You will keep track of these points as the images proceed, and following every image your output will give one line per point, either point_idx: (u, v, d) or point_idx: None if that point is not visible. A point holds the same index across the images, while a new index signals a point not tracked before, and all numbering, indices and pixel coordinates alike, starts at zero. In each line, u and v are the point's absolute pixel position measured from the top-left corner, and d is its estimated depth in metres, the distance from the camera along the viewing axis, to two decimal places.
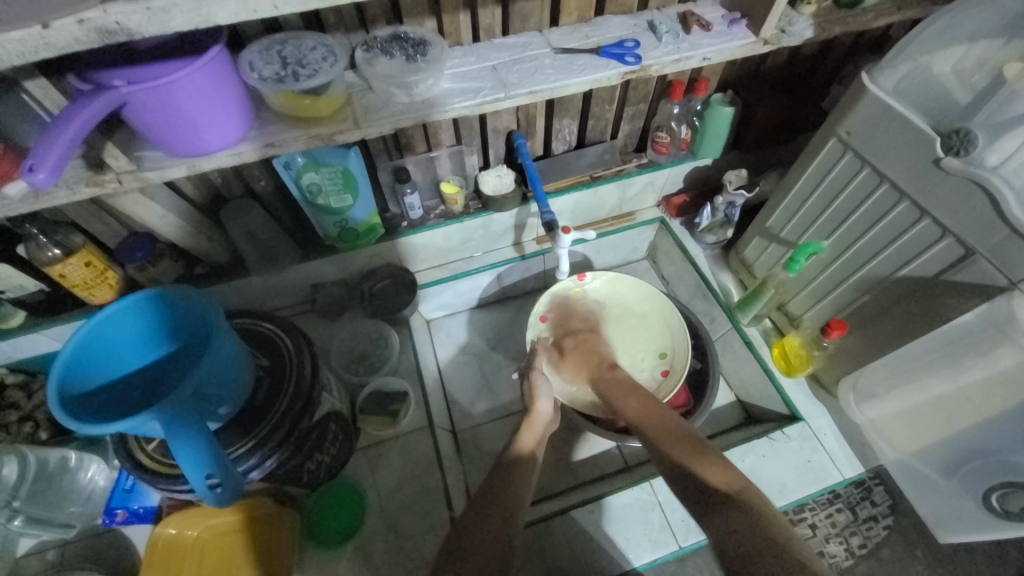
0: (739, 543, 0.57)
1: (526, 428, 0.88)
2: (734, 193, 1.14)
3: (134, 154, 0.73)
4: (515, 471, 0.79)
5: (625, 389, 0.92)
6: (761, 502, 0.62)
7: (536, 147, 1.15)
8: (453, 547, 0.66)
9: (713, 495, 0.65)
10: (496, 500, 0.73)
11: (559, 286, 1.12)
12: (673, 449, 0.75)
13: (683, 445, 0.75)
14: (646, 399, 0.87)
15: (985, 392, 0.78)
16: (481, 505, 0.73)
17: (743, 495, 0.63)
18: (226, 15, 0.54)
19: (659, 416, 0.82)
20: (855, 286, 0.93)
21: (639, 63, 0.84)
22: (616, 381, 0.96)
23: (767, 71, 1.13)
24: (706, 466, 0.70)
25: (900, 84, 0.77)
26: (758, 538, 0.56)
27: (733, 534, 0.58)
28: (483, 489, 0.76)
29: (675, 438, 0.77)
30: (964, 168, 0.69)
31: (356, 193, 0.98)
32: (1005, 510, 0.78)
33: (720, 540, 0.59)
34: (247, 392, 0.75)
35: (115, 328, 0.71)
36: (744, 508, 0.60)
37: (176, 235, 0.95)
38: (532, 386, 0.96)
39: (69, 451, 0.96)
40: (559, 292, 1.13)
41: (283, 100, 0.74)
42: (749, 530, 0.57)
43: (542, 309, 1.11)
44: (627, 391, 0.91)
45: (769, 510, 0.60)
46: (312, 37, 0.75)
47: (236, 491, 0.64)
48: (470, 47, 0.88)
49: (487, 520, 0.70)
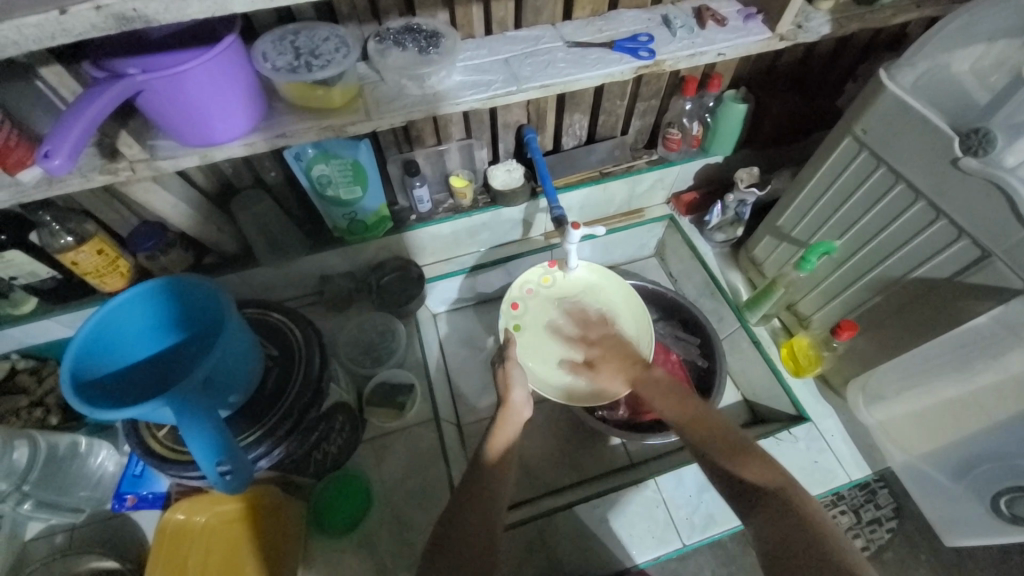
0: (785, 546, 0.58)
1: (505, 422, 0.82)
2: (745, 190, 1.14)
3: (148, 143, 0.73)
4: (497, 466, 0.76)
5: (658, 391, 0.87)
6: (803, 498, 0.62)
7: (546, 142, 1.15)
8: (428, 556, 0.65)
9: (758, 494, 0.64)
10: (481, 495, 0.72)
11: (527, 273, 1.07)
12: (709, 446, 0.73)
13: (723, 441, 0.73)
14: (678, 396, 0.84)
15: (997, 396, 0.77)
16: (460, 512, 0.69)
17: (785, 492, 0.63)
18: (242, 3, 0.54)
19: (694, 413, 0.80)
20: (867, 286, 0.92)
21: (653, 58, 0.83)
22: (646, 387, 0.89)
23: (782, 67, 1.12)
24: (748, 462, 0.68)
25: (918, 81, 0.76)
26: (802, 537, 0.57)
27: (779, 538, 0.59)
28: (462, 489, 0.74)
29: (711, 434, 0.75)
30: (983, 168, 0.68)
31: (366, 185, 0.98)
32: (1012, 515, 0.77)
33: (762, 539, 0.61)
34: (256, 381, 0.76)
35: (124, 317, 0.71)
36: (785, 509, 0.61)
37: (186, 224, 0.95)
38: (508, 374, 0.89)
39: (79, 436, 0.98)
40: (527, 279, 1.08)
41: (295, 90, 0.74)
42: (792, 535, 0.58)
43: (512, 295, 1.06)
44: (657, 387, 0.88)
45: (809, 502, 0.61)
46: (325, 28, 0.75)
47: (246, 478, 0.65)
48: (482, 40, 0.87)
49: (469, 518, 0.69)
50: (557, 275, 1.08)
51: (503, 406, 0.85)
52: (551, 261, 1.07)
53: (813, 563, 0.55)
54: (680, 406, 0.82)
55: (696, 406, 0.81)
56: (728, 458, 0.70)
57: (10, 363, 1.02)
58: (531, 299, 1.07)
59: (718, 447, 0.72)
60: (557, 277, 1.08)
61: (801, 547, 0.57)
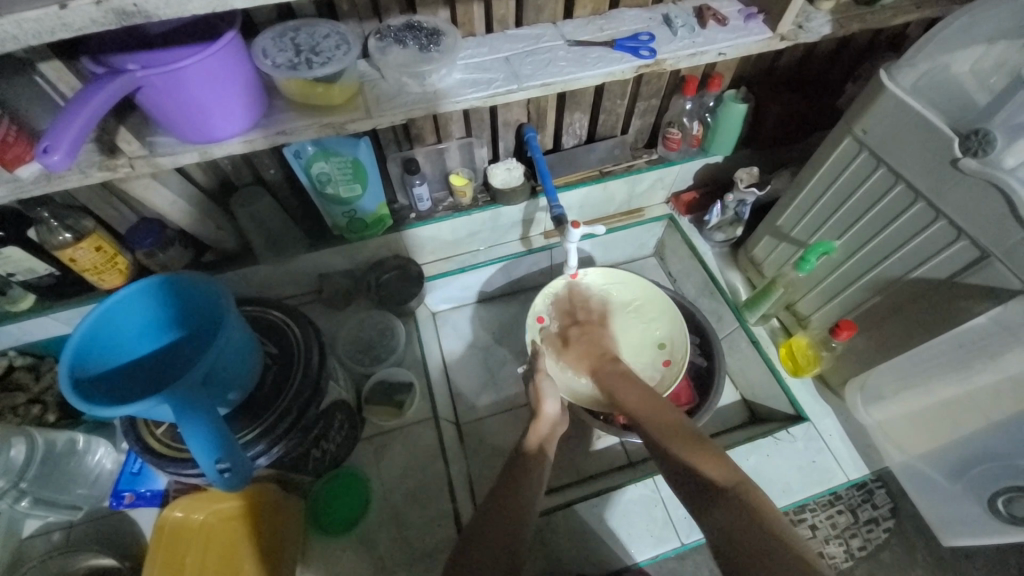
0: (734, 537, 0.58)
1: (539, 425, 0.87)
2: (745, 190, 1.14)
3: (147, 139, 0.73)
4: (529, 470, 0.79)
5: (626, 387, 0.91)
6: (756, 493, 0.63)
7: (546, 141, 1.15)
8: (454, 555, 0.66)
9: (713, 487, 0.66)
10: (512, 491, 0.74)
11: (550, 286, 1.08)
12: (670, 442, 0.75)
13: (684, 439, 0.75)
14: (646, 395, 0.87)
15: (993, 398, 0.78)
16: (492, 510, 0.71)
17: (739, 488, 0.64)
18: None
19: (659, 411, 0.82)
20: (866, 287, 0.92)
21: (654, 57, 0.83)
22: (613, 380, 0.94)
23: (782, 67, 1.12)
24: (707, 460, 0.70)
25: (918, 82, 0.76)
26: (748, 527, 0.58)
27: (727, 529, 0.60)
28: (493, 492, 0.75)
29: (673, 432, 0.77)
30: (981, 170, 0.68)
31: (366, 183, 0.98)
32: (1010, 515, 0.78)
33: (711, 530, 0.62)
34: (255, 379, 0.75)
35: (122, 316, 0.71)
36: (740, 502, 0.62)
37: (185, 222, 0.95)
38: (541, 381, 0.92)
39: (77, 433, 0.97)
40: (551, 291, 1.09)
41: (294, 87, 0.74)
42: (741, 523, 0.59)
43: (537, 310, 1.07)
44: (627, 383, 0.92)
45: (763, 499, 0.62)
46: (326, 25, 0.75)
47: (246, 477, 0.63)
48: (482, 38, 0.87)
49: (504, 512, 0.71)
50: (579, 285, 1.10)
51: (538, 407, 0.90)
52: (573, 272, 1.09)
53: (756, 551, 0.55)
54: (644, 404, 0.85)
55: (661, 405, 0.84)
56: (688, 454, 0.72)
57: (7, 360, 1.01)
58: (557, 309, 1.08)
59: (676, 445, 0.74)
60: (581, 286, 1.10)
61: (747, 536, 0.58)
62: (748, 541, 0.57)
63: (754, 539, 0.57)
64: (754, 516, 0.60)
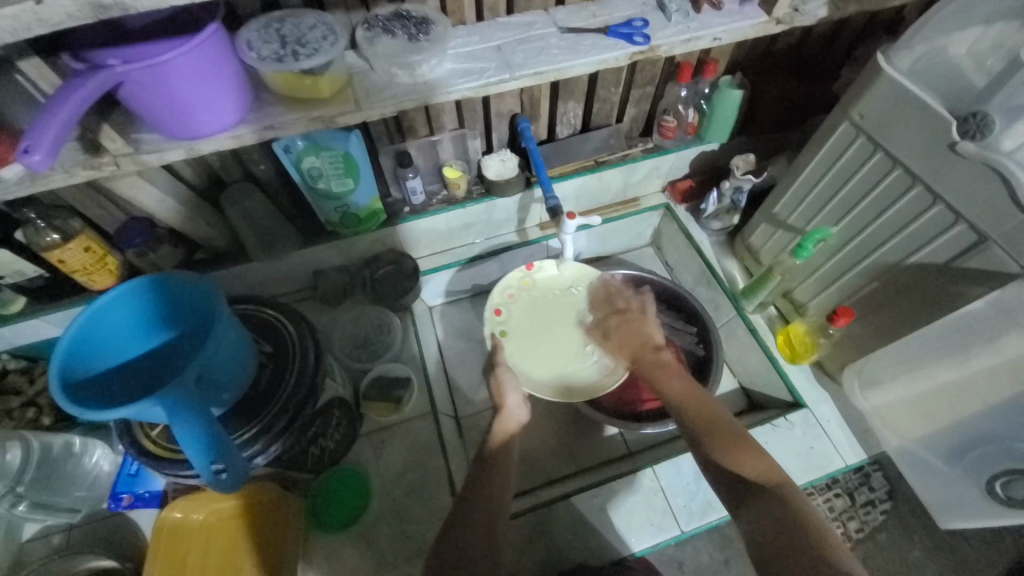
0: (771, 534, 0.58)
1: (506, 420, 0.82)
2: (741, 177, 1.13)
3: (132, 137, 0.71)
4: (495, 470, 0.75)
5: (664, 376, 0.88)
6: (794, 492, 0.63)
7: (540, 131, 1.13)
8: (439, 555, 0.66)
9: (749, 482, 0.65)
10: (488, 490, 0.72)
11: (507, 278, 1.05)
12: (708, 435, 0.73)
13: (722, 433, 0.73)
14: (685, 385, 0.85)
15: (991, 379, 0.77)
16: (467, 508, 0.70)
17: (776, 486, 0.63)
18: None
19: (695, 403, 0.80)
20: (863, 273, 0.92)
21: (648, 43, 0.82)
22: (650, 370, 0.90)
23: (778, 52, 1.10)
24: (746, 453, 0.69)
25: (915, 65, 0.75)
26: (786, 525, 0.58)
27: (769, 526, 0.59)
28: (468, 485, 0.74)
29: (712, 424, 0.75)
30: (980, 152, 0.68)
31: (358, 177, 0.96)
32: (1008, 497, 0.78)
33: (746, 526, 0.61)
34: (250, 378, 0.75)
35: (110, 318, 0.69)
36: (778, 498, 0.61)
37: (175, 220, 0.93)
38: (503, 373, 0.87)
39: (73, 436, 0.96)
40: (508, 284, 1.06)
41: (282, 80, 0.72)
42: (779, 522, 0.59)
43: (495, 302, 1.05)
44: (663, 371, 0.89)
45: (801, 498, 0.62)
46: (312, 15, 0.73)
47: (240, 479, 0.64)
48: (473, 26, 0.85)
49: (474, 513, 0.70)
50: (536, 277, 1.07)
51: (502, 399, 0.85)
52: (529, 264, 1.06)
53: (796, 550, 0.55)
54: (684, 394, 0.83)
55: (700, 397, 0.81)
56: (727, 447, 0.70)
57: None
58: (515, 302, 1.05)
59: (716, 438, 0.72)
60: (538, 278, 1.07)
61: (785, 534, 0.57)
62: (787, 540, 0.57)
63: (794, 538, 0.56)
64: (792, 513, 0.59)
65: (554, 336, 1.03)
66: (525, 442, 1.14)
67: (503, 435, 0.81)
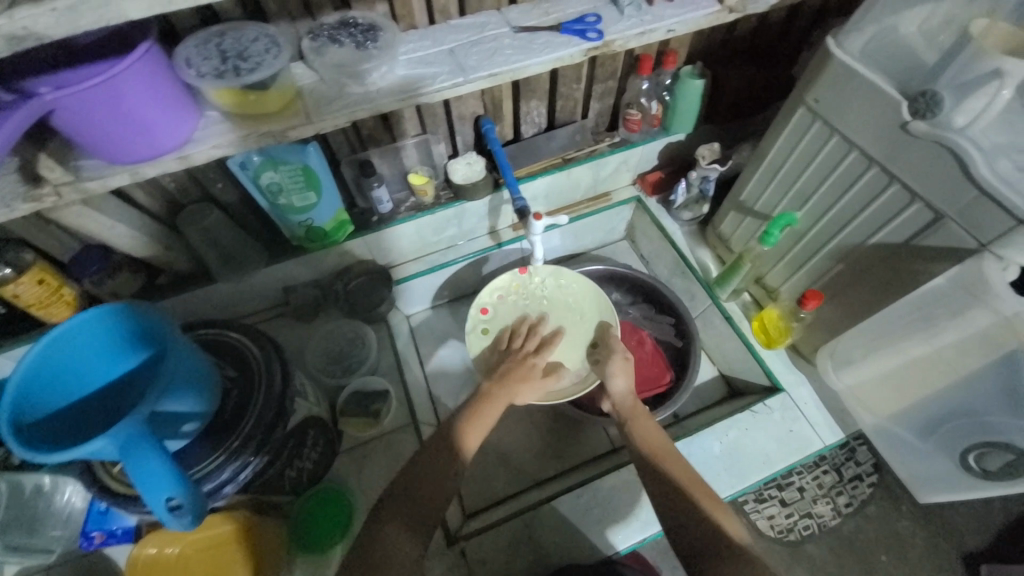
0: None
1: (495, 403, 0.86)
2: (707, 167, 1.13)
3: (71, 164, 0.69)
4: (447, 455, 0.77)
5: (641, 424, 0.86)
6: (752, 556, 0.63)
7: (505, 132, 1.12)
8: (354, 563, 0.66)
9: (710, 542, 0.65)
10: (425, 481, 0.74)
11: (497, 280, 1.04)
12: (680, 485, 0.73)
13: (705, 490, 0.72)
14: (660, 437, 0.83)
15: (958, 350, 0.78)
16: (397, 501, 0.72)
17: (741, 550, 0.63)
18: (139, 8, 0.50)
19: (663, 451, 0.80)
20: (829, 256, 0.93)
21: (602, 39, 0.81)
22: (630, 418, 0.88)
23: (735, 40, 1.11)
24: (725, 517, 0.68)
25: (865, 47, 0.76)
26: None
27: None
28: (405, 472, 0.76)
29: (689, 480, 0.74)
30: (931, 131, 0.68)
31: (320, 190, 0.94)
32: (983, 470, 0.79)
33: None
34: (214, 404, 0.73)
35: (66, 352, 0.66)
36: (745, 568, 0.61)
37: (132, 246, 0.90)
38: (512, 369, 0.92)
39: (43, 477, 0.92)
40: (498, 285, 1.05)
41: (225, 98, 0.70)
42: None
43: (482, 301, 1.05)
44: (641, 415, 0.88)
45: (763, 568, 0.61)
46: (254, 28, 0.71)
47: (200, 512, 0.61)
48: (425, 30, 0.84)
49: (423, 511, 0.71)
50: (528, 282, 1.06)
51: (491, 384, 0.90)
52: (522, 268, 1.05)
53: None
54: (660, 449, 0.80)
55: (673, 452, 0.79)
56: (705, 505, 0.70)
57: None
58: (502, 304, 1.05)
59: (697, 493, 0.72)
60: (530, 282, 1.06)
61: None
62: None
63: None
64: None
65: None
66: (510, 446, 1.13)
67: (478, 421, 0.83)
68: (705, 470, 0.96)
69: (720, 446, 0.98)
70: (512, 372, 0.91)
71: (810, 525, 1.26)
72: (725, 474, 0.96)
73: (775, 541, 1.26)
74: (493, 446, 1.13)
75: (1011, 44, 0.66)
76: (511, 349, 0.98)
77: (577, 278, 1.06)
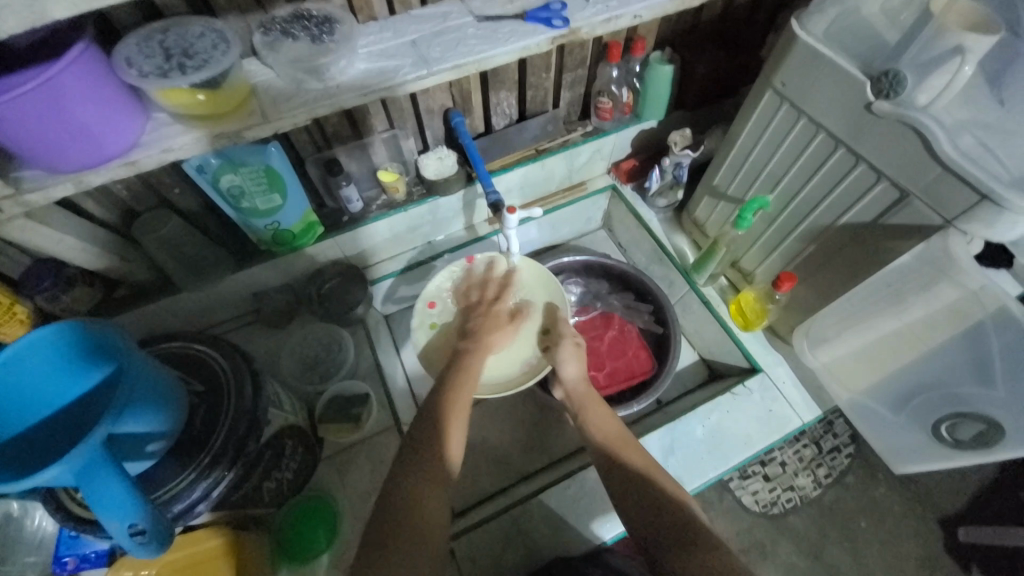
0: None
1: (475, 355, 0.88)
2: (680, 153, 1.13)
3: (11, 175, 0.64)
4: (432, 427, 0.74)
5: (596, 410, 0.85)
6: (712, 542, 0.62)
7: (476, 125, 1.10)
8: (371, 531, 0.63)
9: (676, 535, 0.64)
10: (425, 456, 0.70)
11: (446, 271, 1.04)
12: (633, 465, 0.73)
13: (666, 476, 0.72)
14: (614, 423, 0.82)
15: (929, 325, 0.80)
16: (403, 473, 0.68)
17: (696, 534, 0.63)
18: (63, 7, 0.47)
19: (616, 434, 0.80)
20: (801, 237, 0.94)
21: (568, 26, 0.79)
22: (582, 408, 0.86)
23: (703, 23, 1.11)
24: (694, 506, 0.69)
25: (830, 27, 0.76)
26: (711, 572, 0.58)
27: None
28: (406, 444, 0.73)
29: (652, 466, 0.74)
30: (894, 111, 0.69)
31: (285, 191, 0.90)
32: (955, 440, 0.81)
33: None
34: (180, 420, 0.70)
35: (15, 375, 0.60)
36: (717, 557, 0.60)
37: (87, 259, 0.86)
38: (483, 320, 0.95)
39: (9, 503, 0.87)
40: (448, 276, 1.05)
41: (170, 100, 0.66)
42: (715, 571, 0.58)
43: (430, 293, 1.03)
44: (591, 400, 0.87)
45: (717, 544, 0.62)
46: (199, 23, 0.67)
47: (165, 535, 0.60)
48: (385, 21, 0.81)
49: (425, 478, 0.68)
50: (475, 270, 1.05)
51: (457, 366, 0.86)
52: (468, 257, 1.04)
53: None
54: (616, 439, 0.79)
55: (629, 441, 0.78)
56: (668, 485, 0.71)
57: None
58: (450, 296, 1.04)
59: (664, 481, 0.71)
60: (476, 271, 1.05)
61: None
62: None
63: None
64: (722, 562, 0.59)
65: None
66: (496, 441, 1.13)
67: (460, 402, 0.78)
68: (689, 453, 0.97)
69: (703, 429, 0.99)
70: (484, 324, 0.94)
71: (792, 498, 1.30)
72: (708, 456, 0.97)
73: (759, 516, 1.29)
74: (479, 442, 1.13)
75: (969, 21, 0.67)
76: (472, 301, 1.00)
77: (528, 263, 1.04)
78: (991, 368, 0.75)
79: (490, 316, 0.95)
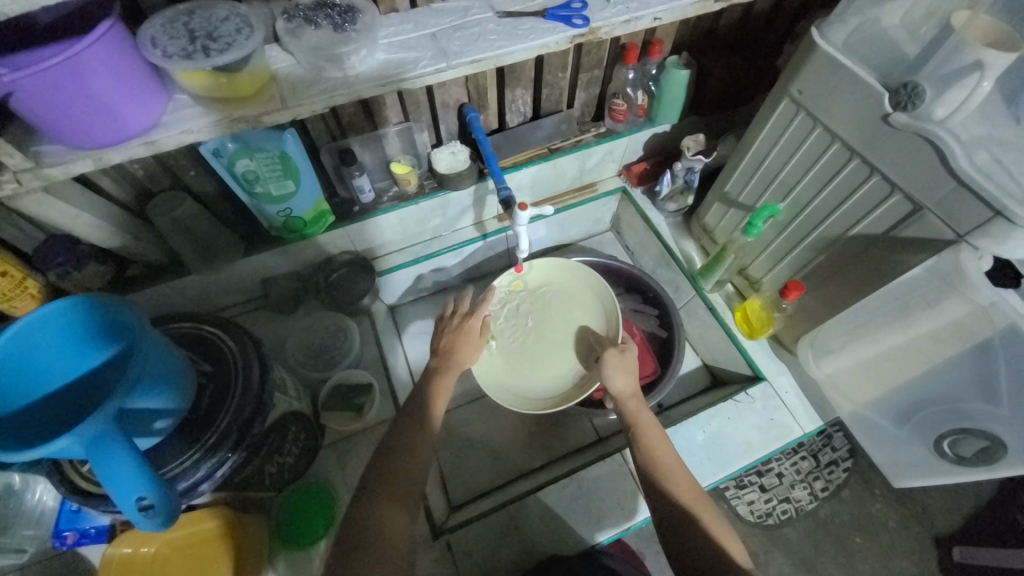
0: None
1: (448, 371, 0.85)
2: (692, 158, 1.12)
3: (31, 149, 0.65)
4: (421, 428, 0.76)
5: (643, 429, 0.81)
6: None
7: (490, 121, 1.10)
8: (350, 536, 0.63)
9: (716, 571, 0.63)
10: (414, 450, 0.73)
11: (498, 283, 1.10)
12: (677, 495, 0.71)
13: (705, 507, 0.70)
14: (661, 443, 0.78)
15: (935, 340, 0.79)
16: (375, 482, 0.69)
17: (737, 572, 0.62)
18: None
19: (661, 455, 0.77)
20: (811, 246, 0.93)
21: (588, 25, 0.79)
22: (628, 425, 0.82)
23: (722, 29, 1.11)
24: (731, 542, 0.67)
25: (849, 38, 0.76)
26: None
27: None
28: (383, 447, 0.73)
29: (693, 496, 0.72)
30: (911, 123, 0.69)
31: (298, 179, 0.90)
32: (957, 456, 0.81)
33: None
34: (188, 399, 0.71)
35: (29, 346, 0.61)
36: None
37: (100, 236, 0.87)
38: (455, 335, 0.90)
39: (11, 475, 0.86)
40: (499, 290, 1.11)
41: (193, 81, 0.67)
42: None
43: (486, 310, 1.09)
44: (640, 416, 0.83)
45: None
46: (224, 7, 0.68)
47: (171, 511, 0.60)
48: (406, 13, 0.81)
49: (404, 484, 0.69)
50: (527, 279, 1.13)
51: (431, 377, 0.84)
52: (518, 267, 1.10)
53: None
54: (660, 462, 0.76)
55: (672, 465, 0.75)
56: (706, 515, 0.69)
57: None
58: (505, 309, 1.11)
59: (709, 519, 0.69)
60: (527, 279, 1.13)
61: None
62: None
63: None
64: None
65: (539, 351, 1.08)
66: (496, 438, 1.13)
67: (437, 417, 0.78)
68: (689, 457, 0.97)
69: (704, 434, 0.99)
70: (454, 341, 0.89)
71: (788, 509, 1.30)
72: (708, 462, 0.97)
73: (754, 525, 1.28)
74: (478, 438, 1.13)
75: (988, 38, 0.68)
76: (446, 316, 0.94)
77: (570, 268, 1.12)
78: (996, 385, 0.74)
79: (461, 332, 0.90)
